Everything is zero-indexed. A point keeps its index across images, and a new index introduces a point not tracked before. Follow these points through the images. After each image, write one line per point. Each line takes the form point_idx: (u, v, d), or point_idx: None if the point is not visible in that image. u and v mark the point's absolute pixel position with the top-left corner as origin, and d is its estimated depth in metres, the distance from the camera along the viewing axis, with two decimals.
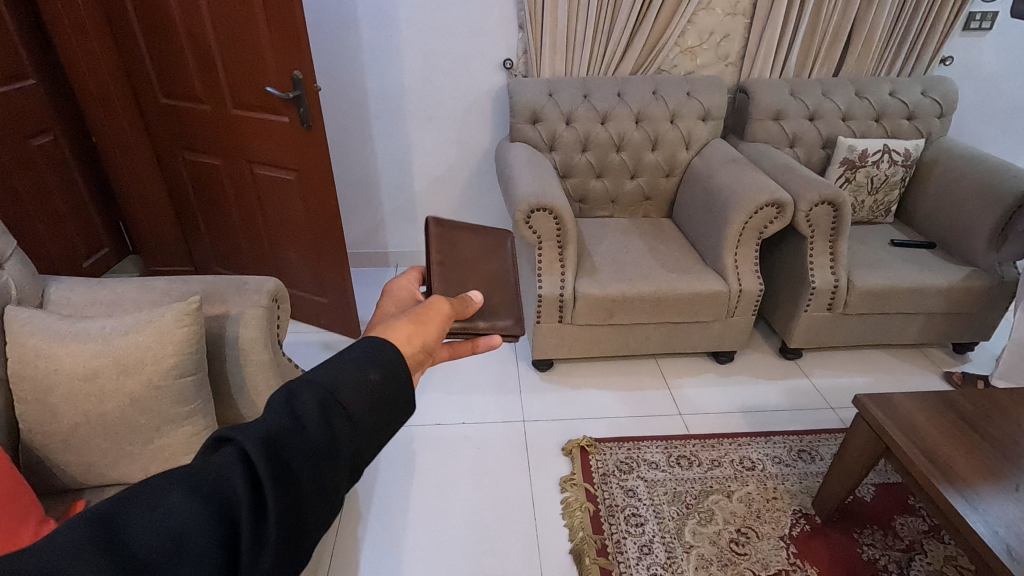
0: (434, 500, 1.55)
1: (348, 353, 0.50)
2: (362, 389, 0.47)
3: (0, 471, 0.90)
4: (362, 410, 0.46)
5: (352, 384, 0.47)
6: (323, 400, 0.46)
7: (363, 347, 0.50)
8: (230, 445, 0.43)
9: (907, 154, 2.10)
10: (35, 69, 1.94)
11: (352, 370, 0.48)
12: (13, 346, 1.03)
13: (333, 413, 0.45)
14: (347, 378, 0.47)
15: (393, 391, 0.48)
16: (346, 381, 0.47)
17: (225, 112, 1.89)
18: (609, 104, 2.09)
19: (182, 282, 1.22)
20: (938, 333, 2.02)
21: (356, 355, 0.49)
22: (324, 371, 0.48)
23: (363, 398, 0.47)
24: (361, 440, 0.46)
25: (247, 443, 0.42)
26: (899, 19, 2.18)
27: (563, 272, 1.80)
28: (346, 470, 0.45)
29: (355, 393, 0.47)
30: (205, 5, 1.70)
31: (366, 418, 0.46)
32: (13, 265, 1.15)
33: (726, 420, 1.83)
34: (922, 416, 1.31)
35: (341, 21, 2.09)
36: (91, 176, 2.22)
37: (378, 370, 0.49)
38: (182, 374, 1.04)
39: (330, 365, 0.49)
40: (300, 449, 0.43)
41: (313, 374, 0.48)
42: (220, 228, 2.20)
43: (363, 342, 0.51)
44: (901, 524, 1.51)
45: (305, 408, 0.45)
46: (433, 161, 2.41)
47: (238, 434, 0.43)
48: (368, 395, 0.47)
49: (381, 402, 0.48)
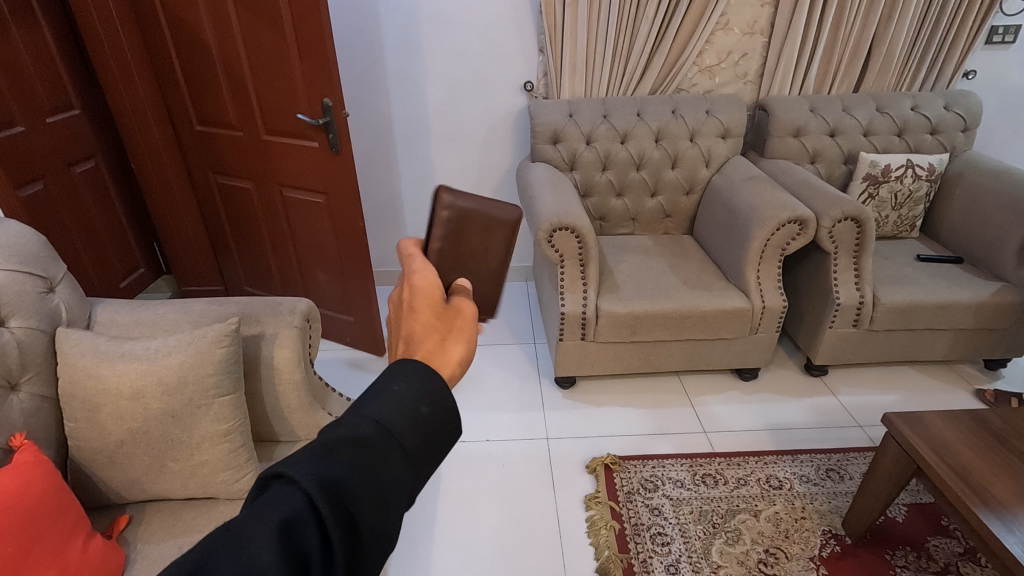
0: (461, 516, 1.57)
1: (401, 383, 0.45)
2: (416, 426, 0.43)
3: (52, 484, 0.94)
4: (413, 419, 0.43)
5: (395, 401, 0.43)
6: (387, 430, 0.42)
7: (418, 374, 0.46)
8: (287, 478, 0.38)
9: (930, 168, 2.09)
10: (80, 100, 2.05)
11: (408, 400, 0.44)
12: (64, 366, 1.08)
13: (387, 451, 0.41)
14: (401, 413, 0.43)
15: (447, 423, 0.46)
16: (399, 418, 0.43)
17: (257, 137, 1.96)
18: (628, 124, 2.12)
19: (220, 303, 1.27)
20: (968, 349, 1.98)
21: (410, 382, 0.45)
22: (375, 402, 0.43)
23: (414, 435, 0.43)
24: (415, 480, 0.42)
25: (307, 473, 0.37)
26: (919, 34, 2.18)
27: (586, 289, 1.81)
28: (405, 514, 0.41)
29: (395, 404, 0.43)
30: (240, 38, 1.78)
31: (419, 456, 0.43)
32: (63, 289, 1.21)
33: (751, 438, 1.81)
34: (953, 434, 1.29)
35: (367, 49, 2.16)
36: (128, 199, 2.31)
37: (433, 399, 0.45)
38: (221, 393, 1.08)
39: (381, 394, 0.44)
40: (363, 491, 0.38)
41: (363, 404, 0.43)
42: (251, 249, 2.27)
43: (413, 373, 0.46)
44: (936, 546, 1.48)
45: (360, 446, 0.40)
46: (455, 182, 2.47)
47: (294, 474, 0.37)
48: (410, 402, 0.44)
49: (436, 445, 0.45)
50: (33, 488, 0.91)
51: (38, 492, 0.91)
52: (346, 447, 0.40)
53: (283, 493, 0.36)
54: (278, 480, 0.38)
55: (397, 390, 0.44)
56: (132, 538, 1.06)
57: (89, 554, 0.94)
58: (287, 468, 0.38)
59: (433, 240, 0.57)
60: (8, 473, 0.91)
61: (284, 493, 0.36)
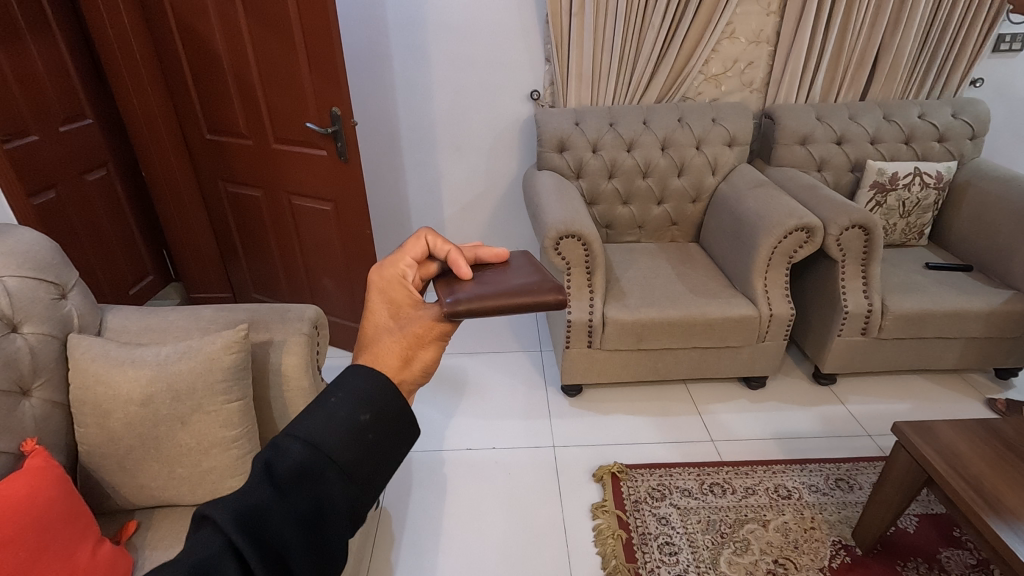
0: (467, 524, 1.56)
1: (338, 400, 0.46)
2: (352, 439, 0.44)
3: (61, 490, 0.95)
4: (344, 438, 0.44)
5: (327, 424, 0.44)
6: (315, 452, 0.43)
7: (355, 391, 0.46)
8: (211, 523, 0.40)
9: (938, 176, 2.08)
10: (92, 108, 2.08)
11: (344, 414, 0.45)
12: (75, 371, 1.09)
13: (319, 471, 0.43)
14: (334, 429, 0.44)
15: (394, 427, 0.47)
16: (333, 436, 0.44)
17: (266, 145, 1.98)
18: (634, 132, 2.13)
19: (229, 310, 1.28)
20: (979, 358, 1.97)
21: (349, 393, 0.46)
22: (309, 421, 0.45)
23: (351, 449, 0.44)
24: (357, 491, 0.44)
25: (226, 518, 0.40)
26: (925, 43, 2.18)
27: (592, 297, 1.82)
28: (345, 522, 0.44)
29: (329, 426, 0.44)
30: (251, 47, 1.80)
31: (360, 467, 0.44)
32: (75, 295, 1.23)
33: (759, 447, 1.80)
34: (964, 443, 1.28)
35: (376, 59, 2.19)
36: (138, 206, 2.34)
37: (368, 414, 0.46)
38: (230, 400, 1.09)
39: (318, 412, 0.45)
40: (288, 519, 0.41)
41: (300, 424, 0.45)
42: (260, 256, 2.28)
43: (350, 393, 0.46)
44: (947, 558, 1.46)
45: (288, 472, 0.42)
46: (463, 189, 2.48)
47: (217, 515, 0.40)
48: (345, 421, 0.45)
49: (382, 448, 0.46)
50: (42, 494, 0.92)
51: (47, 498, 0.92)
52: (277, 474, 0.42)
53: (206, 535, 0.40)
54: (209, 518, 0.41)
55: (333, 407, 0.45)
56: (140, 544, 1.07)
57: (98, 559, 0.94)
58: (212, 509, 0.41)
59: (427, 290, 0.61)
60: (19, 479, 0.92)
61: (208, 533, 0.40)
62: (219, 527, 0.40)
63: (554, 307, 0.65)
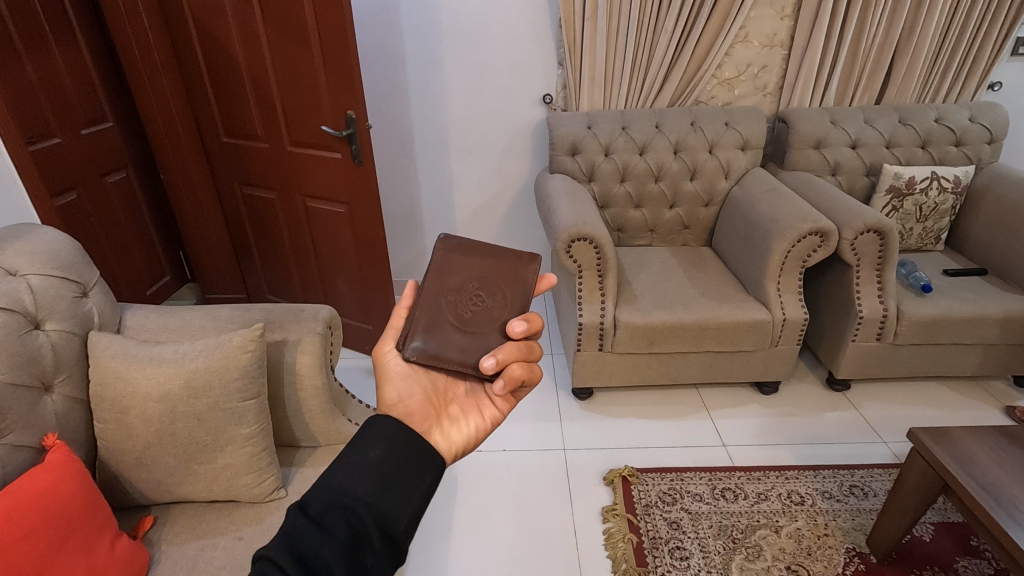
0: (478, 525, 1.57)
1: (354, 452, 0.62)
2: (369, 474, 0.60)
3: (81, 484, 0.96)
4: (362, 474, 0.60)
5: (348, 468, 0.61)
6: (340, 489, 0.59)
7: (365, 439, 0.64)
8: (265, 559, 0.53)
9: (956, 180, 2.06)
10: (113, 112, 2.12)
11: (359, 455, 0.62)
12: (95, 368, 1.11)
13: (345, 502, 0.58)
14: (355, 470, 0.60)
15: (401, 459, 0.63)
16: (355, 475, 0.60)
17: (282, 149, 2.01)
18: (647, 135, 2.13)
19: (246, 310, 1.30)
20: (997, 365, 1.94)
21: (362, 444, 0.63)
22: (336, 471, 0.61)
23: (370, 480, 0.60)
24: (380, 512, 0.58)
25: (277, 550, 0.53)
26: (943, 46, 2.16)
27: (604, 301, 1.82)
28: (376, 539, 0.57)
29: (353, 470, 0.60)
30: (268, 53, 1.83)
31: (379, 493, 0.59)
32: (96, 293, 1.25)
33: (771, 453, 1.79)
34: (982, 449, 1.27)
35: (392, 64, 2.21)
36: (156, 207, 2.37)
37: (379, 454, 0.62)
38: (246, 398, 1.11)
39: (341, 463, 0.61)
40: (325, 539, 0.55)
41: (327, 477, 0.61)
42: (273, 257, 2.31)
43: (363, 442, 0.63)
44: (964, 567, 1.44)
45: (323, 507, 0.57)
46: (475, 193, 2.49)
47: (267, 551, 0.54)
48: (363, 463, 0.61)
49: (397, 479, 0.61)
50: (63, 489, 0.93)
51: (67, 494, 0.93)
52: (310, 510, 0.57)
53: (261, 564, 0.53)
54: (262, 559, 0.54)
55: (351, 457, 0.62)
56: (157, 539, 1.08)
57: (116, 554, 0.96)
58: (264, 549, 0.54)
59: (489, 300, 0.89)
60: (40, 473, 0.93)
61: (263, 562, 0.53)
62: (271, 559, 0.53)
63: (444, 243, 0.93)
